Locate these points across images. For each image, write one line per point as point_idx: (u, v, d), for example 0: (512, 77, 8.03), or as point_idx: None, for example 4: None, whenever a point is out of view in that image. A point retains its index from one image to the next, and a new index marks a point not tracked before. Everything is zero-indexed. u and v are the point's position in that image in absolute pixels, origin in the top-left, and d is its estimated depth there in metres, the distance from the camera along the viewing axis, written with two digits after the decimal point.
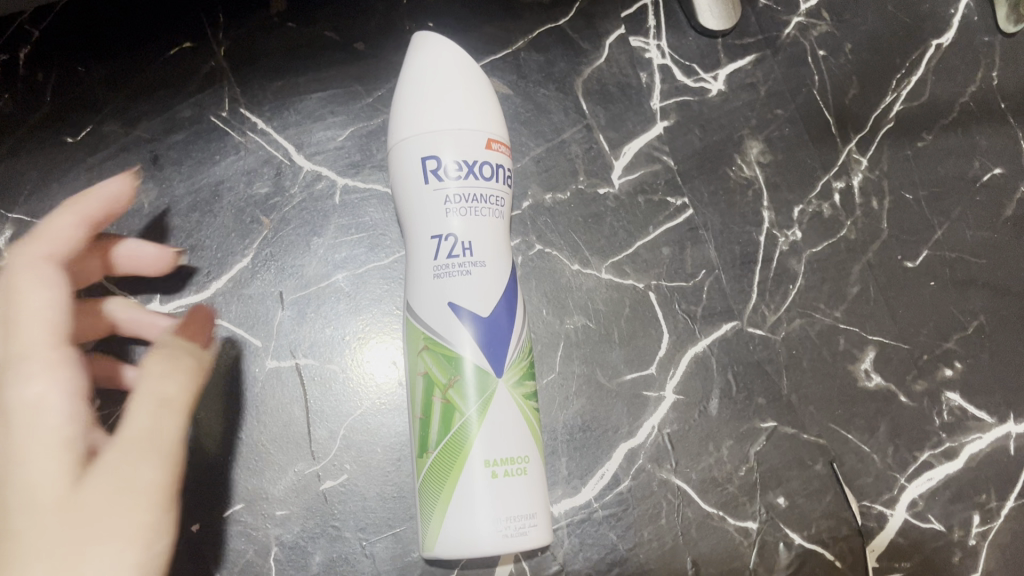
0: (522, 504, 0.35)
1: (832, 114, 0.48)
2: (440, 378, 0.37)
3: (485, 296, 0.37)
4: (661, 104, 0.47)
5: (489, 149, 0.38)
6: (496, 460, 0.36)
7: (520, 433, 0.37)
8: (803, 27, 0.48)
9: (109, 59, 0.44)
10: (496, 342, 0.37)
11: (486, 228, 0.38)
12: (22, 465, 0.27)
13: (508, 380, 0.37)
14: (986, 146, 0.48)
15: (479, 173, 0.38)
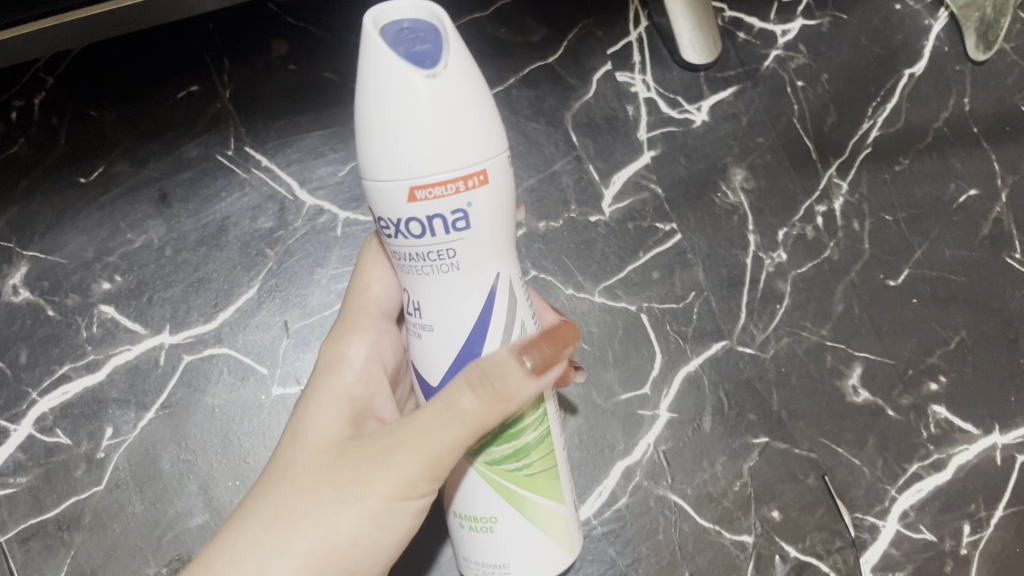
0: (489, 556, 0.34)
1: (812, 141, 0.50)
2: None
3: (434, 365, 0.33)
4: (647, 135, 0.49)
5: (414, 201, 0.29)
6: (463, 514, 0.34)
7: (481, 495, 0.33)
8: (781, 59, 0.51)
9: (119, 104, 0.46)
10: None
11: (438, 287, 0.32)
12: (317, 409, 0.34)
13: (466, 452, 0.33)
14: (961, 168, 0.50)
15: (408, 231, 0.31)
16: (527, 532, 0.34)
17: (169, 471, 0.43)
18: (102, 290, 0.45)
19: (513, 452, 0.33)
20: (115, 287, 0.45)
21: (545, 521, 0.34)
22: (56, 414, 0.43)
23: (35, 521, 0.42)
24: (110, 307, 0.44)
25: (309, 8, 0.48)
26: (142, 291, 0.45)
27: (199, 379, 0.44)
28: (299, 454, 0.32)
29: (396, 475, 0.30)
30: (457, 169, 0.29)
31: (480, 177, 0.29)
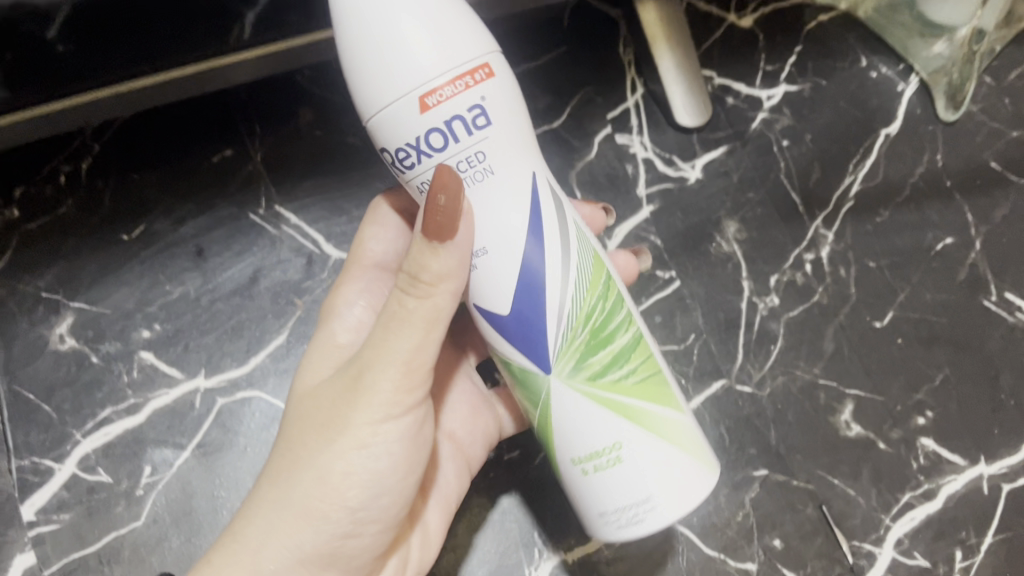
0: (627, 489, 0.36)
1: (799, 195, 0.54)
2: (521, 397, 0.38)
3: (500, 288, 0.35)
4: (646, 192, 0.53)
5: (428, 109, 0.32)
6: (584, 457, 0.37)
7: (596, 420, 0.36)
8: (767, 122, 0.55)
9: (159, 167, 0.50)
10: (533, 337, 0.36)
11: (484, 204, 0.34)
12: (312, 375, 0.40)
13: (563, 372, 0.36)
14: (937, 218, 0.54)
15: (431, 143, 0.33)
16: (657, 446, 0.36)
17: (204, 507, 0.45)
18: (142, 337, 0.48)
19: (609, 362, 0.36)
20: (154, 335, 0.48)
21: (666, 432, 0.37)
22: (98, 454, 0.46)
23: (77, 555, 0.44)
24: (150, 354, 0.47)
25: (333, 80, 0.53)
26: (179, 338, 0.48)
27: (232, 420, 0.47)
28: (293, 415, 0.38)
29: (363, 408, 0.35)
30: (457, 64, 0.32)
31: (478, 66, 0.33)
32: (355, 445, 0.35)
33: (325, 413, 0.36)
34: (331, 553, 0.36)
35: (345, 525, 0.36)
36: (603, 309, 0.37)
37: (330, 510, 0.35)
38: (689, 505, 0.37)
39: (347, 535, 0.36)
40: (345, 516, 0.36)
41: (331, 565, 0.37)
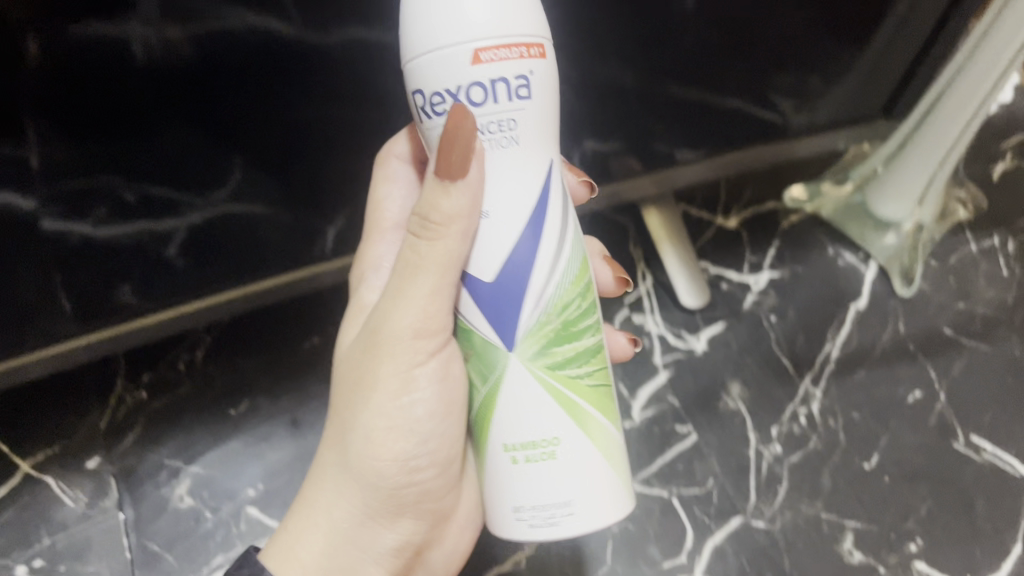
0: (542, 488, 0.38)
1: (789, 359, 0.65)
2: (473, 372, 0.41)
3: (489, 252, 0.39)
4: (661, 360, 0.65)
5: (479, 64, 0.35)
6: (517, 447, 0.39)
7: (543, 407, 0.39)
8: (755, 302, 0.68)
9: (260, 352, 0.63)
10: (506, 308, 0.39)
11: (495, 173, 0.38)
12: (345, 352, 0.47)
13: (523, 352, 0.39)
14: (907, 375, 0.65)
15: (468, 99, 0.36)
16: (588, 449, 0.39)
17: None
18: (248, 495, 0.57)
19: (569, 357, 0.40)
20: (257, 494, 0.57)
21: (598, 438, 0.40)
22: None
23: None
24: (256, 509, 0.56)
25: None
26: (280, 495, 0.57)
27: None
28: (337, 390, 0.45)
29: (389, 362, 0.42)
30: (518, 33, 0.36)
31: (538, 42, 0.37)
32: (393, 404, 0.43)
33: (361, 378, 0.43)
34: (398, 498, 0.45)
35: (401, 475, 0.44)
36: (579, 305, 0.40)
37: (385, 469, 0.43)
38: (603, 513, 0.39)
39: (409, 480, 0.45)
40: (399, 467, 0.44)
41: (402, 510, 0.45)
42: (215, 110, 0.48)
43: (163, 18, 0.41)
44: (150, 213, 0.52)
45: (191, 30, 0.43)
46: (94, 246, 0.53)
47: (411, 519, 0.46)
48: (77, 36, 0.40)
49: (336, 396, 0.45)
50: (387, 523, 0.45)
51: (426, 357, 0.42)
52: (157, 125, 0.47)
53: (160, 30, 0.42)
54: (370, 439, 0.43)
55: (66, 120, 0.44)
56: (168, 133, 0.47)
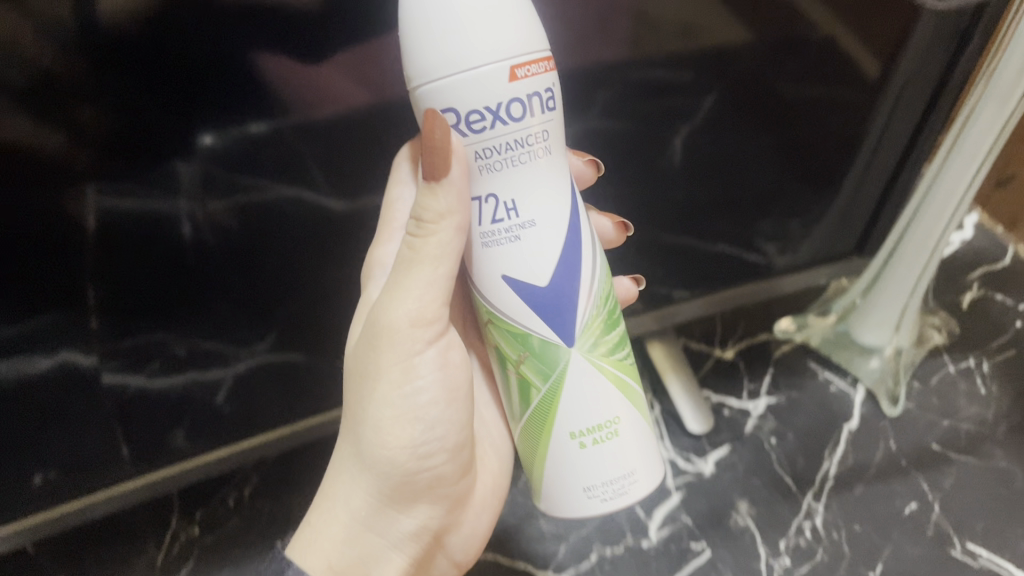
0: (614, 461, 0.49)
1: (791, 477, 0.71)
2: (526, 370, 0.49)
3: (539, 255, 0.46)
4: (673, 482, 0.71)
5: (516, 80, 0.42)
6: (585, 433, 0.49)
7: (605, 393, 0.49)
8: (756, 426, 0.75)
9: (298, 488, 0.72)
10: (559, 309, 0.47)
11: (529, 178, 0.45)
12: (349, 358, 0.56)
13: (581, 346, 0.48)
14: (901, 489, 0.70)
15: (506, 113, 0.43)
16: (639, 423, 0.51)
17: None
18: None
19: (615, 344, 0.50)
20: None
21: (641, 409, 0.51)
22: None
23: None
24: None
25: None
26: None
27: None
28: (349, 391, 0.54)
29: (387, 353, 0.51)
30: (539, 50, 0.43)
31: (552, 54, 0.44)
32: (399, 393, 0.52)
33: (366, 377, 0.52)
34: (410, 483, 0.53)
35: (413, 462, 0.53)
36: (614, 298, 0.51)
37: (401, 460, 0.52)
38: (657, 477, 0.51)
39: (424, 468, 0.54)
40: (410, 452, 0.52)
41: (417, 497, 0.55)
42: (244, 267, 0.59)
43: (203, 191, 0.53)
44: (202, 364, 0.64)
45: (227, 202, 0.54)
46: (152, 395, 0.63)
47: (427, 505, 0.56)
48: (129, 209, 0.51)
49: (348, 400, 0.54)
50: (403, 510, 0.55)
51: (424, 346, 0.51)
52: (198, 283, 0.58)
53: (202, 204, 0.54)
54: (378, 425, 0.52)
55: (124, 281, 0.55)
56: (209, 290, 0.59)
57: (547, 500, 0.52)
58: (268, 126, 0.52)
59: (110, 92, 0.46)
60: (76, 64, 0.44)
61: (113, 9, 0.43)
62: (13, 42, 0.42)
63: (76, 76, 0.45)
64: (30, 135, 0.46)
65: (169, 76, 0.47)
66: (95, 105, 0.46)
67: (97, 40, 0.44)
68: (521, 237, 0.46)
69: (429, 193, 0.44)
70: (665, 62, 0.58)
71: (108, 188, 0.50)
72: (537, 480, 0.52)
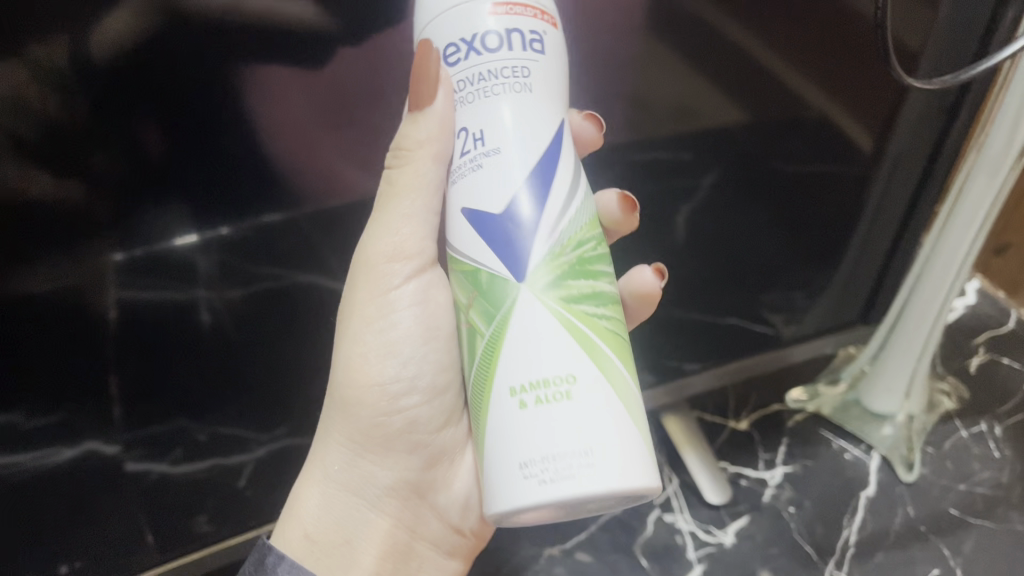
0: (557, 429, 0.39)
1: (812, 546, 0.71)
2: (474, 316, 0.44)
3: (494, 188, 0.42)
4: (695, 555, 0.71)
5: (495, 15, 0.42)
6: (528, 390, 0.40)
7: (560, 340, 0.41)
8: (773, 495, 0.76)
9: None
10: (508, 244, 0.42)
11: (500, 115, 0.42)
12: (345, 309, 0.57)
13: (535, 283, 0.42)
14: (922, 555, 0.70)
15: (481, 45, 0.42)
16: (603, 390, 0.40)
17: None
18: None
19: (585, 295, 0.42)
20: None
21: (613, 378, 0.41)
22: None
23: None
24: None
25: None
26: None
27: None
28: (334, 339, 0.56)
29: (362, 291, 0.51)
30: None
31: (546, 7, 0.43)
32: (373, 331, 0.52)
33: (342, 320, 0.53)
34: (381, 427, 0.53)
35: (386, 402, 0.53)
36: (594, 247, 0.44)
37: (372, 403, 0.52)
38: (623, 472, 0.38)
39: (397, 412, 0.53)
40: (380, 395, 0.52)
41: (390, 445, 0.54)
42: (261, 351, 0.61)
43: (221, 281, 0.56)
44: (224, 449, 0.65)
45: (245, 290, 0.57)
46: (174, 481, 0.64)
47: (404, 457, 0.55)
48: (149, 301, 0.54)
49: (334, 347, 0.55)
50: (375, 459, 0.54)
51: (400, 282, 0.51)
52: (214, 369, 0.60)
53: (221, 294, 0.56)
54: (350, 366, 0.52)
55: (145, 369, 0.57)
56: (227, 376, 0.61)
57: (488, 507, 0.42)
58: (284, 216, 0.55)
59: (125, 179, 0.49)
60: (78, 108, 0.45)
61: (102, 46, 0.43)
62: (15, 93, 0.43)
63: (81, 124, 0.46)
64: (34, 182, 0.46)
65: (177, 145, 0.49)
66: (102, 154, 0.47)
67: (95, 82, 0.44)
68: (484, 166, 0.42)
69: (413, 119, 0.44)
70: (665, 143, 0.61)
71: (129, 282, 0.52)
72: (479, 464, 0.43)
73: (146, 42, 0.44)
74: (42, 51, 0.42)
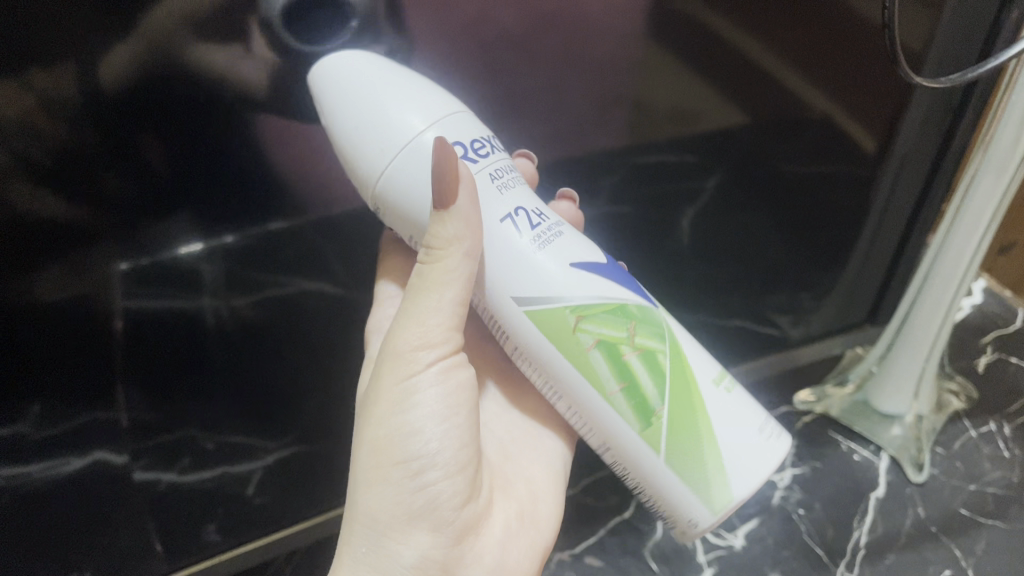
0: (752, 406, 0.51)
1: (822, 548, 0.71)
2: (643, 340, 0.48)
3: (584, 243, 0.50)
4: (705, 558, 0.71)
5: (480, 123, 0.48)
6: (718, 380, 0.51)
7: (691, 347, 0.51)
8: (783, 497, 0.75)
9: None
10: (624, 279, 0.50)
11: (531, 196, 0.49)
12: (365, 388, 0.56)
13: (657, 308, 0.51)
14: (934, 555, 0.70)
15: (494, 144, 0.48)
16: None
17: None
18: None
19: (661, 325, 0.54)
20: None
21: None
22: None
23: None
24: None
25: None
26: None
27: None
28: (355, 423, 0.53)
29: (385, 377, 0.49)
30: None
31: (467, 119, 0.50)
32: (395, 410, 0.49)
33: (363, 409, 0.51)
34: (404, 506, 0.49)
35: (407, 480, 0.49)
36: None
37: (395, 482, 0.49)
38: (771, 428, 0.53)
39: (420, 490, 0.49)
40: (401, 472, 0.49)
41: (416, 521, 0.49)
42: (268, 359, 0.62)
43: (227, 289, 0.56)
44: (233, 457, 0.65)
45: (251, 297, 0.57)
46: (183, 490, 0.64)
47: (430, 534, 0.49)
48: (155, 310, 0.54)
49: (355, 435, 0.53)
50: (400, 536, 0.48)
51: (423, 368, 0.49)
52: (221, 378, 0.60)
53: (227, 302, 0.56)
54: (379, 445, 0.49)
55: (154, 378, 0.57)
56: (234, 384, 0.61)
57: (738, 475, 0.49)
58: (288, 224, 0.55)
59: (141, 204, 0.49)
60: (82, 134, 0.45)
61: (111, 77, 0.43)
62: (22, 120, 0.43)
63: (85, 147, 0.45)
64: (41, 203, 0.46)
65: (182, 162, 0.49)
66: (109, 173, 0.47)
67: (101, 109, 0.44)
68: (563, 232, 0.49)
69: (444, 216, 0.44)
70: (668, 146, 0.61)
71: (136, 292, 0.52)
72: (711, 456, 0.49)
73: (152, 71, 0.44)
74: (47, 80, 0.42)
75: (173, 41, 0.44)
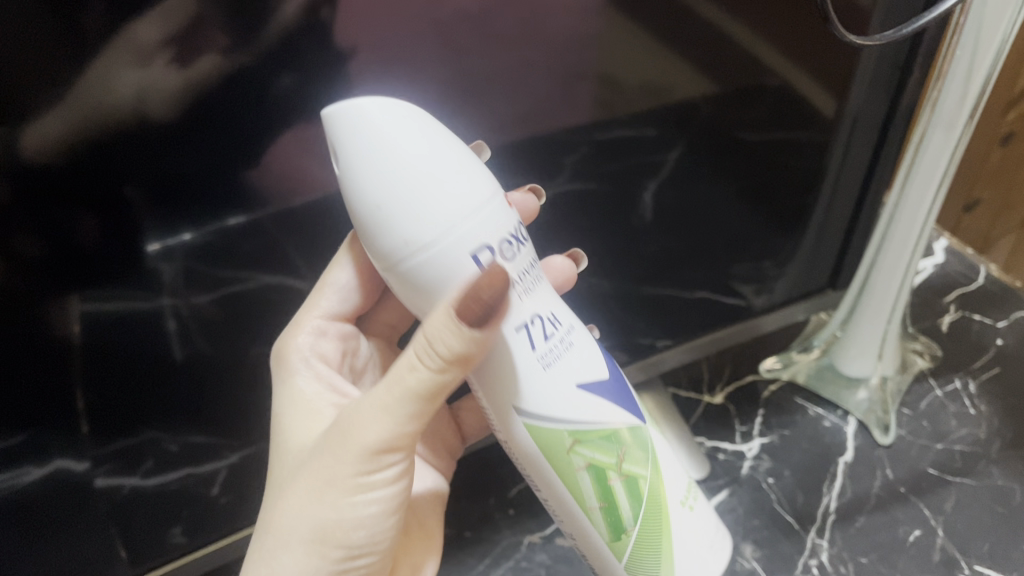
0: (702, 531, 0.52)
1: (793, 515, 0.71)
2: (630, 466, 0.48)
3: (593, 360, 0.48)
4: None
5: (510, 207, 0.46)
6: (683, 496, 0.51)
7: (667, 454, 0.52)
8: (752, 467, 0.75)
9: None
10: (618, 396, 0.49)
11: (540, 291, 0.47)
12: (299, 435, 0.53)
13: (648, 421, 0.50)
14: (904, 517, 0.70)
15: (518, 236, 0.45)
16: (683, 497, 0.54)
17: None
18: None
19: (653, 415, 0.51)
20: None
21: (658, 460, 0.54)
22: None
23: None
24: None
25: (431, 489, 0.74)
26: None
27: None
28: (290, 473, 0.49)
29: (347, 464, 0.45)
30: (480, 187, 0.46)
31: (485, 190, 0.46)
32: (351, 498, 0.46)
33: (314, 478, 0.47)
34: None
35: (343, 559, 0.47)
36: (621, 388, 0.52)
37: (331, 559, 0.47)
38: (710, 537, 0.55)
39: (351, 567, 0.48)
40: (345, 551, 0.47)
41: None
42: (229, 358, 0.60)
43: (186, 288, 0.54)
44: (195, 458, 0.64)
45: (210, 296, 0.56)
46: (147, 493, 0.63)
47: None
48: (116, 315, 0.52)
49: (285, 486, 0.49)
50: None
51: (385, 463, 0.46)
52: (182, 380, 0.59)
53: (187, 300, 0.55)
54: (326, 527, 0.46)
55: (115, 386, 0.55)
56: (195, 386, 0.60)
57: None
58: (247, 218, 0.53)
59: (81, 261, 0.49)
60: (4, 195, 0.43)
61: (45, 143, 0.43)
62: None
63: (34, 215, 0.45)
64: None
65: (114, 183, 0.47)
66: (38, 237, 0.46)
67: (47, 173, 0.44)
68: (572, 343, 0.48)
69: (467, 339, 0.40)
70: (626, 122, 0.60)
71: (91, 293, 0.50)
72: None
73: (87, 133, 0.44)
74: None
75: (82, 83, 0.43)
